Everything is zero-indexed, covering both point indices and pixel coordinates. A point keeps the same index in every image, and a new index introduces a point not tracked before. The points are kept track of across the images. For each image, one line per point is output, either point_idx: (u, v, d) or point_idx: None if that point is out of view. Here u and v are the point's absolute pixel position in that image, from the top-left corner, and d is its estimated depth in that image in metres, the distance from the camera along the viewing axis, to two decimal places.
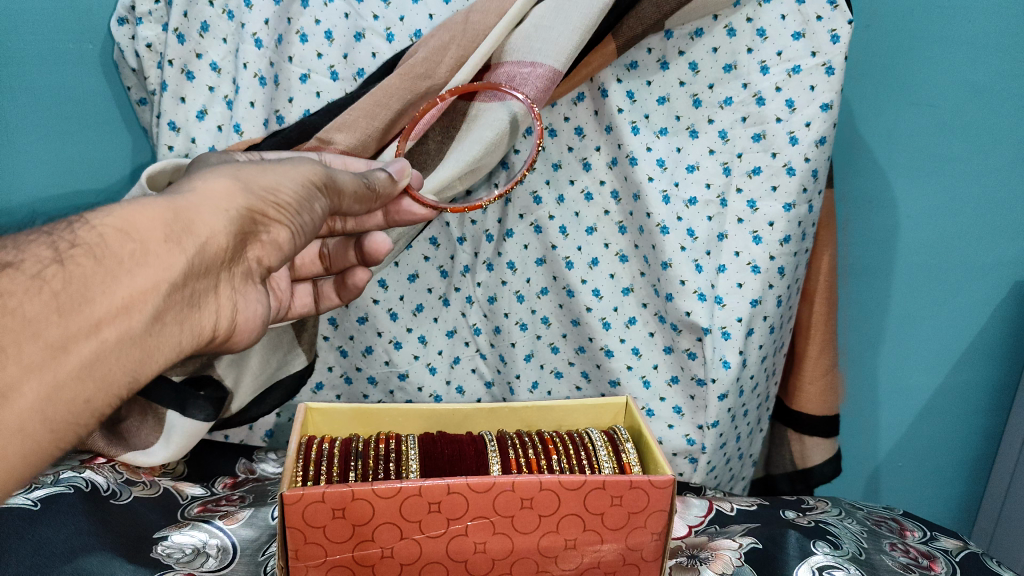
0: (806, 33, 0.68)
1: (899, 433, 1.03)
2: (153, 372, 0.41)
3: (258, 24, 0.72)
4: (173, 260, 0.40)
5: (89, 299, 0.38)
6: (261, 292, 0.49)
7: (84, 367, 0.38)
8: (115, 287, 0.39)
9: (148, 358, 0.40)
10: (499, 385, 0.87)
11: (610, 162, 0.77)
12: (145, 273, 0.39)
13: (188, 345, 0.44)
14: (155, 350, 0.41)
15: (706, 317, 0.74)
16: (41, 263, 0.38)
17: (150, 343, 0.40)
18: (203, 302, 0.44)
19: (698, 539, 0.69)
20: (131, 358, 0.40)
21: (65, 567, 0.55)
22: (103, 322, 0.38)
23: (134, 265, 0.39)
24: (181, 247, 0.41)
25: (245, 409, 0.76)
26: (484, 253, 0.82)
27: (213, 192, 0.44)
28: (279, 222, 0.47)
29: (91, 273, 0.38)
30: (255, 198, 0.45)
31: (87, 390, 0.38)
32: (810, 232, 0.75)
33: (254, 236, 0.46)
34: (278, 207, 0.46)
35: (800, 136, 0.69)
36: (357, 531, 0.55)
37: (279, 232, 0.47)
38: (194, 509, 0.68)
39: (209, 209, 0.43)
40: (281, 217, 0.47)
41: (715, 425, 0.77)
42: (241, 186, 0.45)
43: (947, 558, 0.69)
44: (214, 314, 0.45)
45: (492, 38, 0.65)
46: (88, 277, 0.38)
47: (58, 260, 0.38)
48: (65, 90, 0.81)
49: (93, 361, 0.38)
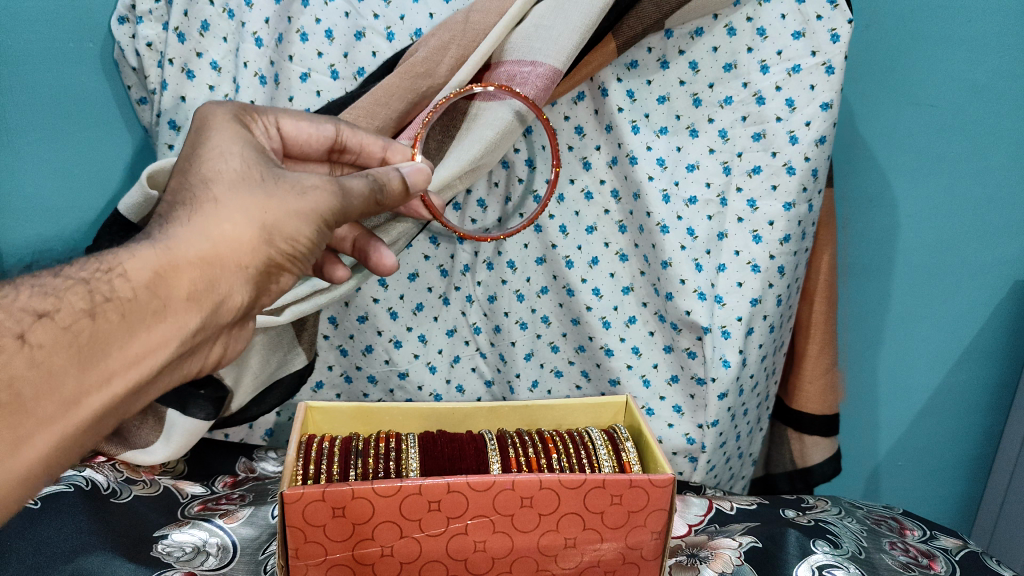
0: (806, 32, 0.67)
1: (899, 433, 1.04)
2: (139, 405, 0.45)
3: (258, 23, 0.72)
4: (189, 318, 0.43)
5: (106, 354, 0.40)
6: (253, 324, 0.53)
7: (93, 419, 0.41)
8: (133, 344, 0.41)
9: (140, 398, 0.44)
10: (498, 384, 0.87)
11: (610, 161, 0.77)
12: (161, 330, 0.42)
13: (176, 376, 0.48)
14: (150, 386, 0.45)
15: (706, 316, 0.74)
16: (74, 315, 0.40)
17: (150, 384, 0.44)
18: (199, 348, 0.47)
19: (698, 538, 0.69)
20: (128, 403, 0.43)
21: (65, 567, 0.55)
22: (114, 376, 0.41)
23: (154, 323, 0.42)
24: (199, 306, 0.44)
25: (245, 408, 0.76)
26: (484, 253, 0.81)
27: (240, 244, 0.45)
28: (291, 272, 0.49)
29: (114, 329, 0.40)
30: (277, 251, 0.46)
31: (91, 430, 0.41)
32: (809, 231, 0.75)
33: (269, 285, 0.48)
34: (293, 261, 0.48)
35: (800, 135, 0.69)
36: (357, 530, 0.55)
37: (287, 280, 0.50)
38: (194, 507, 0.68)
39: (234, 266, 0.45)
40: (293, 267, 0.49)
41: (715, 424, 0.77)
42: (269, 236, 0.46)
43: (947, 557, 0.69)
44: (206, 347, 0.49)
45: (493, 36, 0.65)
46: (110, 332, 0.40)
47: (91, 313, 0.40)
48: (65, 87, 0.81)
49: (101, 412, 0.41)
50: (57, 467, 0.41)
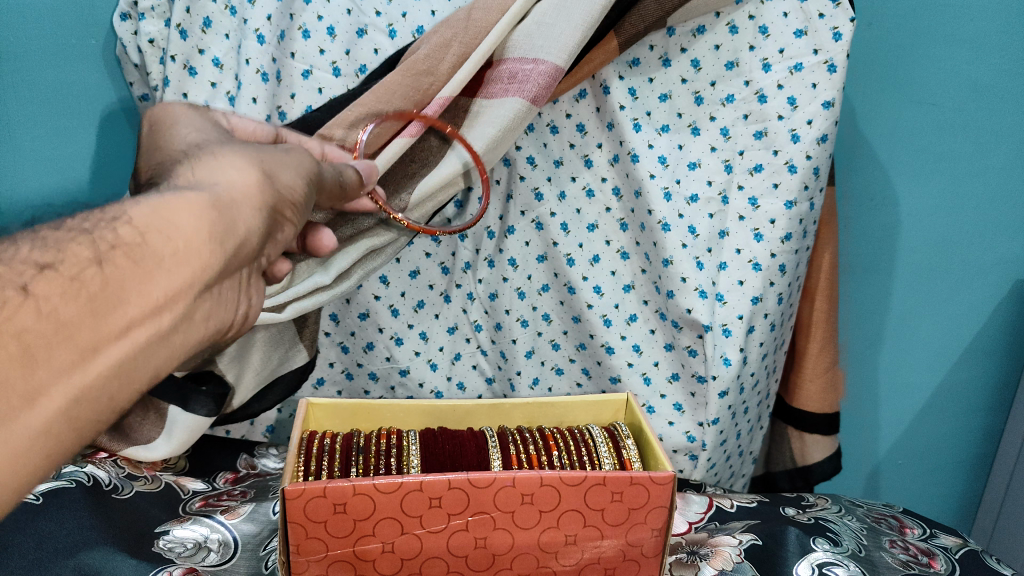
0: (808, 31, 0.67)
1: (900, 431, 1.04)
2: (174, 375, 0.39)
3: (261, 20, 0.72)
4: (212, 259, 0.38)
5: (123, 301, 0.35)
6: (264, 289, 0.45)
7: (116, 367, 0.35)
8: (154, 290, 0.36)
9: (171, 354, 0.38)
10: (500, 381, 0.87)
11: (612, 158, 0.77)
12: (183, 273, 0.37)
13: (209, 342, 0.41)
14: (185, 347, 0.39)
15: (706, 314, 0.74)
16: (80, 265, 0.35)
17: (179, 342, 0.38)
18: (222, 298, 0.41)
19: (698, 536, 0.69)
20: (160, 357, 0.37)
21: (67, 562, 0.55)
22: (134, 325, 0.35)
23: (173, 264, 0.36)
24: (222, 248, 0.39)
25: (247, 405, 0.77)
26: (485, 250, 0.82)
27: (244, 189, 0.42)
28: (291, 221, 0.45)
29: (128, 275, 0.35)
30: (277, 197, 0.44)
31: (111, 390, 0.35)
32: (811, 229, 0.75)
33: (272, 235, 0.44)
34: (292, 207, 0.45)
35: (802, 134, 0.69)
36: (358, 526, 0.55)
37: (289, 233, 0.46)
38: (196, 503, 0.68)
39: (237, 206, 0.40)
40: (293, 218, 0.46)
41: (716, 422, 0.77)
42: (268, 178, 0.44)
43: (947, 555, 0.69)
44: (234, 308, 0.42)
45: (495, 33, 0.65)
46: (124, 278, 0.35)
47: (98, 261, 0.35)
48: (67, 83, 0.81)
49: (121, 366, 0.35)
50: (89, 434, 0.35)
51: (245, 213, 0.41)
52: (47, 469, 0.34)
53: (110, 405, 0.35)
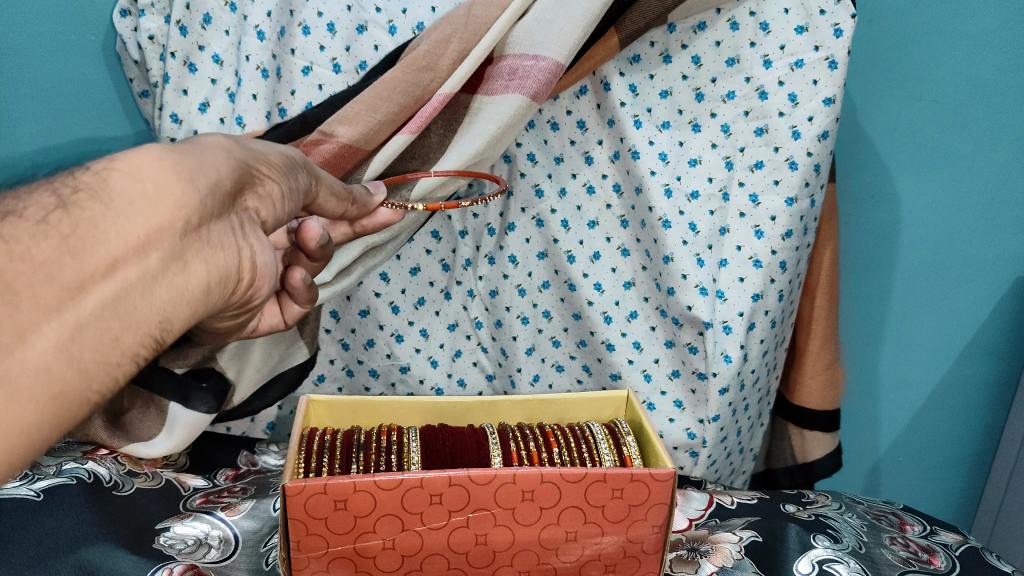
0: (809, 27, 0.67)
1: (900, 428, 1.04)
2: (182, 321, 0.38)
3: (261, 16, 0.72)
4: (187, 196, 0.37)
5: (103, 238, 0.34)
6: (268, 245, 0.44)
7: (109, 306, 0.34)
8: (132, 229, 0.35)
9: (168, 296, 0.37)
10: (500, 378, 0.87)
11: (613, 155, 0.77)
12: (161, 211, 0.36)
13: (213, 288, 0.40)
14: (187, 290, 0.38)
15: (707, 311, 0.74)
16: (45, 210, 0.34)
17: (178, 284, 0.37)
18: (215, 243, 0.39)
19: (698, 532, 0.69)
20: (157, 298, 0.36)
21: (67, 558, 0.54)
22: (120, 262, 0.34)
23: (146, 202, 0.35)
24: (194, 185, 0.38)
25: (247, 402, 0.77)
26: (485, 247, 0.81)
27: (209, 145, 0.42)
28: (272, 176, 0.45)
29: (100, 215, 0.34)
30: (246, 153, 0.43)
31: (115, 330, 0.35)
32: (811, 226, 0.74)
33: (251, 187, 0.43)
34: (268, 163, 0.44)
35: (803, 130, 0.69)
36: (359, 522, 0.55)
37: (274, 188, 0.45)
38: (196, 500, 0.68)
39: (205, 153, 0.40)
40: (274, 173, 0.45)
41: (716, 419, 0.77)
42: (237, 141, 0.44)
43: (947, 552, 0.69)
44: (234, 253, 0.41)
45: (495, 30, 0.65)
46: (97, 218, 0.34)
47: (63, 205, 0.35)
48: (67, 79, 0.81)
49: (117, 301, 0.34)
50: (99, 376, 0.35)
51: (211, 161, 0.40)
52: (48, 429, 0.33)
53: (116, 346, 0.35)
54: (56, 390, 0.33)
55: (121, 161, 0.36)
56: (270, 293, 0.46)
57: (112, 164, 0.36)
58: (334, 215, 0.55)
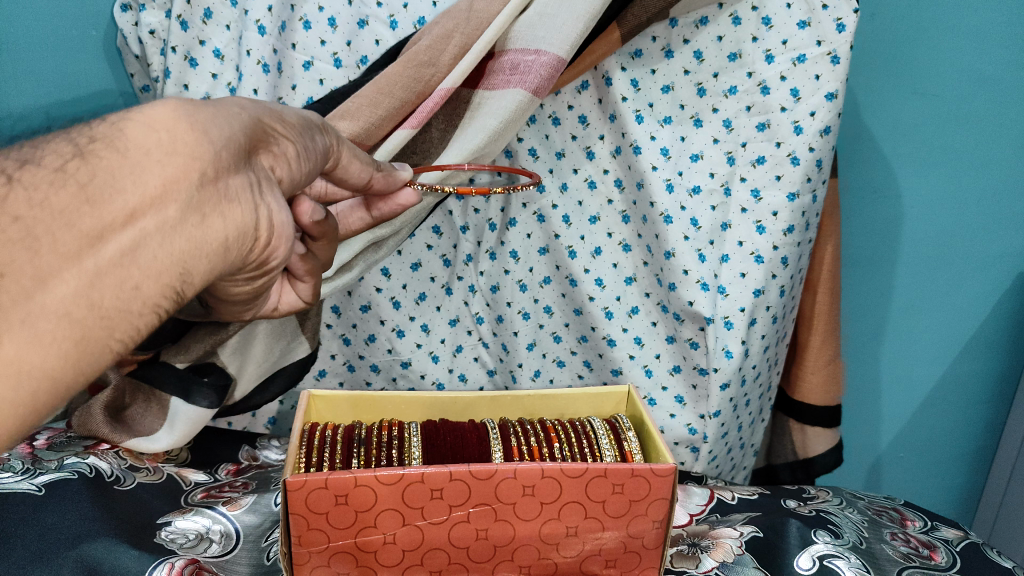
0: (812, 22, 0.67)
1: (901, 425, 1.04)
2: (202, 275, 0.38)
3: (262, 11, 0.72)
4: (202, 149, 0.36)
5: (120, 188, 0.33)
6: (284, 201, 0.43)
7: (126, 258, 0.34)
8: (149, 179, 0.34)
9: (190, 251, 0.36)
10: (501, 373, 0.87)
11: (614, 150, 0.77)
12: (176, 162, 0.35)
13: (232, 245, 0.39)
14: (206, 243, 0.37)
15: (708, 306, 0.74)
16: (62, 158, 0.34)
17: (198, 236, 0.36)
18: (235, 197, 0.38)
19: (698, 528, 0.69)
20: (177, 249, 0.35)
21: (70, 553, 0.54)
22: (139, 212, 0.34)
23: (162, 155, 0.34)
24: (208, 137, 0.36)
25: (250, 397, 0.77)
26: (486, 242, 0.81)
27: (226, 102, 0.41)
28: (288, 136, 0.43)
29: (117, 166, 0.34)
30: (263, 112, 0.42)
31: (137, 278, 0.34)
32: (814, 222, 0.74)
33: (266, 145, 0.42)
34: (283, 122, 0.43)
35: (805, 125, 0.68)
36: (360, 517, 0.56)
37: (290, 148, 0.43)
38: (197, 495, 0.68)
39: (224, 109, 0.39)
40: (290, 134, 0.44)
41: (717, 414, 0.77)
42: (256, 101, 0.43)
43: (947, 548, 0.69)
44: (251, 210, 0.39)
45: (497, 25, 0.65)
46: (114, 167, 0.33)
47: (79, 154, 0.34)
48: (67, 74, 0.80)
49: (134, 251, 0.34)
50: (121, 325, 0.34)
51: (225, 117, 0.39)
52: (33, 417, 0.33)
53: (137, 295, 0.34)
54: (57, 372, 0.32)
55: (136, 112, 0.35)
56: (286, 255, 0.45)
57: (128, 115, 0.35)
58: (360, 181, 0.53)
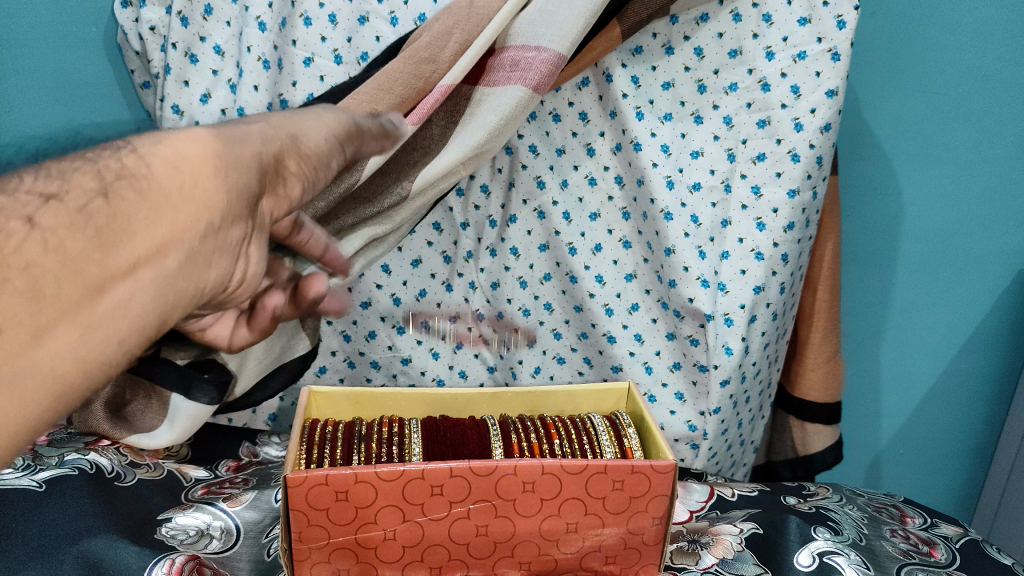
0: (812, 19, 0.67)
1: (901, 422, 1.04)
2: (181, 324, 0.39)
3: (263, 7, 0.72)
4: (217, 203, 0.37)
5: (131, 240, 0.35)
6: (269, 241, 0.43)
7: (122, 309, 0.35)
8: (159, 235, 0.36)
9: (175, 305, 0.38)
10: (500, 370, 0.87)
11: (614, 147, 0.77)
12: (188, 215, 0.36)
13: (213, 292, 0.41)
14: (191, 296, 0.39)
15: (708, 303, 0.74)
16: (85, 196, 0.35)
17: (186, 289, 0.38)
18: (230, 248, 0.39)
19: (698, 524, 0.69)
20: (165, 302, 0.37)
21: (70, 549, 0.54)
22: (141, 263, 0.35)
23: (178, 209, 0.36)
24: (228, 188, 0.38)
25: (250, 393, 0.77)
26: (486, 239, 0.82)
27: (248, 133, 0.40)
28: (301, 170, 0.42)
29: (134, 216, 0.35)
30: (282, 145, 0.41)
31: (123, 330, 0.36)
32: (814, 219, 0.74)
33: (275, 178, 0.41)
34: (299, 154, 0.42)
35: (805, 122, 0.69)
36: (360, 513, 0.56)
37: (298, 184, 0.42)
38: (198, 491, 0.68)
39: (239, 147, 0.39)
40: (303, 166, 0.42)
41: (717, 411, 0.78)
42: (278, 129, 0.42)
43: (947, 544, 0.69)
44: (235, 258, 0.40)
45: (497, 21, 0.65)
46: (133, 216, 0.35)
47: (103, 194, 0.35)
48: (67, 71, 0.80)
49: (129, 303, 0.35)
50: (102, 374, 0.36)
51: (232, 147, 0.38)
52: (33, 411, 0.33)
53: (121, 346, 0.36)
54: None
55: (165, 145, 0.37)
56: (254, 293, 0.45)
57: (157, 150, 0.37)
58: None
